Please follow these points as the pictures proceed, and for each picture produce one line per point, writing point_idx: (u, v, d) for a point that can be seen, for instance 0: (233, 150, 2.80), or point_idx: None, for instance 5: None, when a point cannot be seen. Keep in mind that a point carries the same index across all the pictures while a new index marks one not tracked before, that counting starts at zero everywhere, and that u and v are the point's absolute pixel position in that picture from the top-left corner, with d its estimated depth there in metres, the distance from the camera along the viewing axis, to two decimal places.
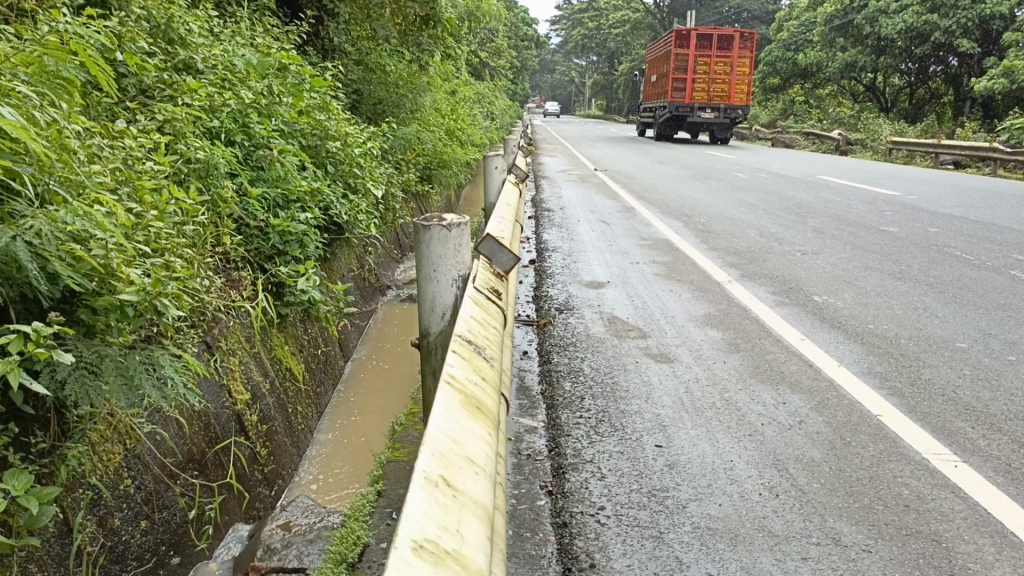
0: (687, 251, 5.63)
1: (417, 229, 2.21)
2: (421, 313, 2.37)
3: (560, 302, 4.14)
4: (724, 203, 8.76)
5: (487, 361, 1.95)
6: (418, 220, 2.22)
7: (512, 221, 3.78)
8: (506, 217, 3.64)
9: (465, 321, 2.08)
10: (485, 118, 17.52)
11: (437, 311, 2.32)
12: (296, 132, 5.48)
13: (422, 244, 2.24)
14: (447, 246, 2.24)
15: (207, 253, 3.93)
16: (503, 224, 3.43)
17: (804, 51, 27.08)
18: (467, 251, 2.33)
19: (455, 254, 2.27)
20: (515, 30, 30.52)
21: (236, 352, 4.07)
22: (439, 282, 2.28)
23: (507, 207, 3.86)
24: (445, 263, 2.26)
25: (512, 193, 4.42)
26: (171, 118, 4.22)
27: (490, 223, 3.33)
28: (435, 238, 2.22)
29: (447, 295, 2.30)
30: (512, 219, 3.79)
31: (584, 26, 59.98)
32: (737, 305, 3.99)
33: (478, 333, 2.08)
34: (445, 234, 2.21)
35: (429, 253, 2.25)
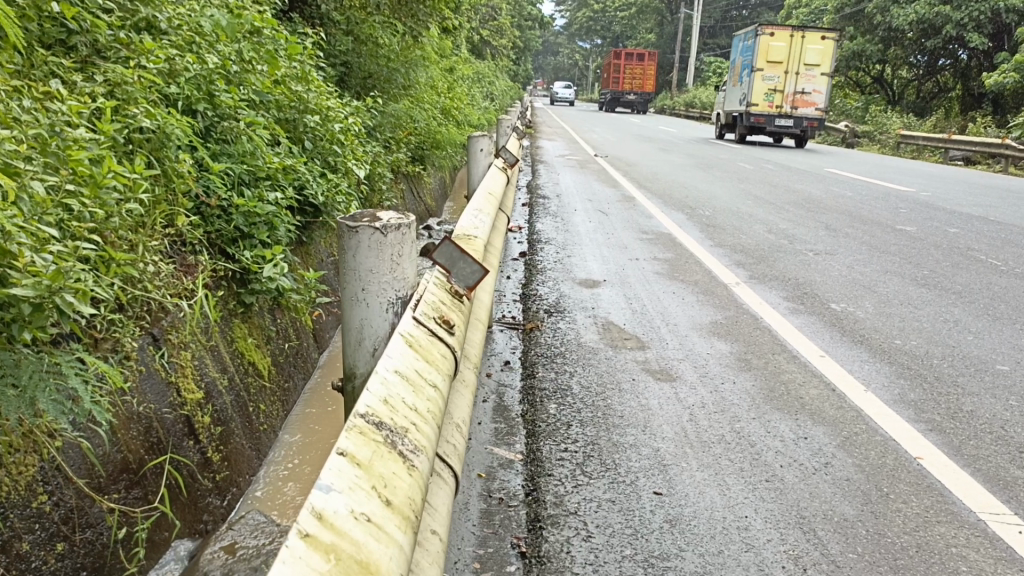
0: (691, 247, 5.25)
1: (340, 231, 1.88)
2: (346, 342, 2.02)
3: (550, 303, 3.74)
4: (729, 194, 8.36)
5: (404, 464, 1.36)
6: (344, 219, 1.89)
7: (494, 210, 3.35)
8: (486, 207, 3.21)
9: (386, 395, 1.49)
10: (484, 99, 17.10)
11: (366, 341, 1.98)
12: (270, 102, 5.06)
13: (346, 250, 1.90)
14: (380, 255, 1.88)
15: (149, 235, 3.54)
16: (480, 214, 3.00)
17: None
18: (408, 264, 1.97)
19: (391, 267, 1.91)
20: (519, 10, 30.05)
21: (189, 344, 3.65)
22: (368, 304, 1.94)
23: (488, 195, 3.43)
24: (376, 277, 1.90)
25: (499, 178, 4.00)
26: (119, 80, 3.80)
27: (464, 214, 2.91)
28: (363, 244, 1.87)
29: (379, 323, 1.95)
30: (493, 207, 3.37)
31: (590, 8, 59.56)
32: (747, 312, 3.59)
33: (398, 405, 1.49)
34: (378, 240, 1.86)
35: (355, 263, 1.91)
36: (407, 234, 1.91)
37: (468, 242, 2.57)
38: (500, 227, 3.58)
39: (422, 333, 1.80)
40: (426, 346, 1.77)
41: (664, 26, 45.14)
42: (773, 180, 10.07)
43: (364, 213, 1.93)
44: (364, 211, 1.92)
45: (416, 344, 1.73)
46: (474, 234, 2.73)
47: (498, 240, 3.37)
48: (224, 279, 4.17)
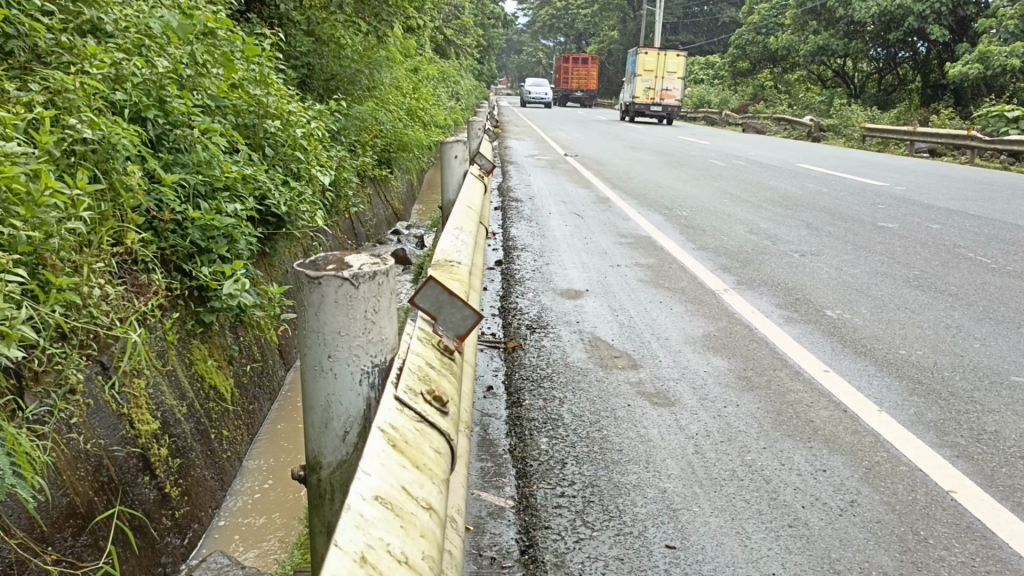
0: (672, 251, 5.06)
1: (299, 283, 1.50)
2: (310, 422, 1.64)
3: (532, 318, 3.52)
4: (704, 193, 8.20)
5: None
6: (302, 267, 1.52)
7: (474, 227, 3.09)
8: (466, 225, 2.98)
9: (366, 544, 1.15)
10: (450, 99, 16.89)
11: (336, 424, 1.61)
12: (227, 108, 4.78)
13: (306, 307, 1.52)
14: (350, 312, 1.52)
15: (96, 254, 3.26)
16: (460, 235, 2.75)
17: (774, 34, 26.69)
18: (387, 323, 1.61)
19: (365, 325, 1.55)
20: (482, 9, 29.82)
21: (143, 371, 3.39)
22: (337, 375, 1.57)
23: (466, 211, 3.18)
24: (346, 338, 1.54)
25: (474, 191, 3.76)
26: (59, 88, 3.47)
27: (443, 234, 2.67)
28: (329, 299, 1.50)
29: (352, 397, 1.58)
30: (472, 224, 3.11)
31: (554, 5, 59.55)
32: (740, 322, 3.41)
33: (378, 558, 1.14)
34: (349, 292, 1.50)
35: (320, 323, 1.53)
36: (383, 282, 1.55)
37: (451, 271, 2.32)
38: (480, 245, 3.32)
39: (400, 426, 1.47)
40: (406, 444, 1.44)
41: (627, 22, 45.19)
42: (746, 176, 9.94)
43: (328, 258, 1.56)
44: (328, 255, 1.56)
45: (394, 447, 1.40)
46: (457, 258, 2.49)
47: (479, 260, 3.10)
48: (181, 297, 3.89)
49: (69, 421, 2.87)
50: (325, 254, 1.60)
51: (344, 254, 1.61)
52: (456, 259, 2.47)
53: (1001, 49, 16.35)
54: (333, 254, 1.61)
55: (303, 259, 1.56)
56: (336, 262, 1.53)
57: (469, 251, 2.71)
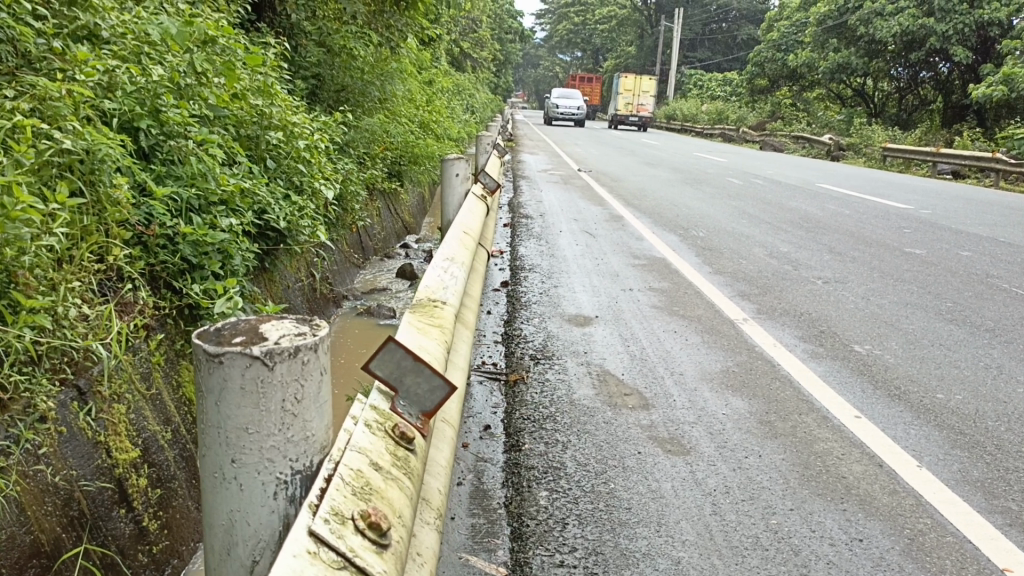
0: (688, 275, 4.84)
1: (199, 362, 1.29)
2: (211, 547, 1.40)
3: (537, 346, 3.31)
4: (721, 213, 7.98)
5: None
6: (204, 340, 1.30)
7: (469, 258, 2.87)
8: (460, 254, 2.77)
9: None
10: (464, 111, 16.75)
11: (239, 541, 1.37)
12: (227, 118, 4.61)
13: (207, 394, 1.31)
14: (260, 401, 1.30)
15: (75, 273, 3.09)
16: (447, 267, 2.54)
17: (793, 52, 26.43)
18: (312, 416, 1.38)
19: (282, 419, 1.32)
20: (499, 22, 29.83)
21: (124, 394, 3.17)
22: (242, 482, 1.35)
23: (461, 238, 2.96)
24: (255, 437, 1.32)
25: (474, 215, 3.54)
26: (41, 95, 3.28)
27: (428, 269, 2.45)
28: (233, 383, 1.28)
29: (260, 507, 1.35)
30: (468, 254, 2.89)
31: (572, 19, 59.77)
32: (760, 356, 3.19)
33: None
34: (260, 374, 1.28)
35: (222, 416, 1.32)
36: (308, 360, 1.33)
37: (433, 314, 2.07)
38: (477, 277, 3.10)
39: None
40: None
41: (644, 38, 45.07)
42: (765, 196, 9.71)
43: (238, 329, 1.34)
44: (237, 326, 1.34)
45: None
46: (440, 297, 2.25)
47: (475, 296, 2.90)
48: (169, 316, 3.70)
49: (36, 451, 2.65)
50: (242, 319, 1.38)
51: (265, 317, 1.39)
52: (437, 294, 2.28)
53: None
54: (252, 318, 1.39)
55: (209, 326, 1.34)
56: (249, 335, 1.31)
57: (458, 285, 2.48)
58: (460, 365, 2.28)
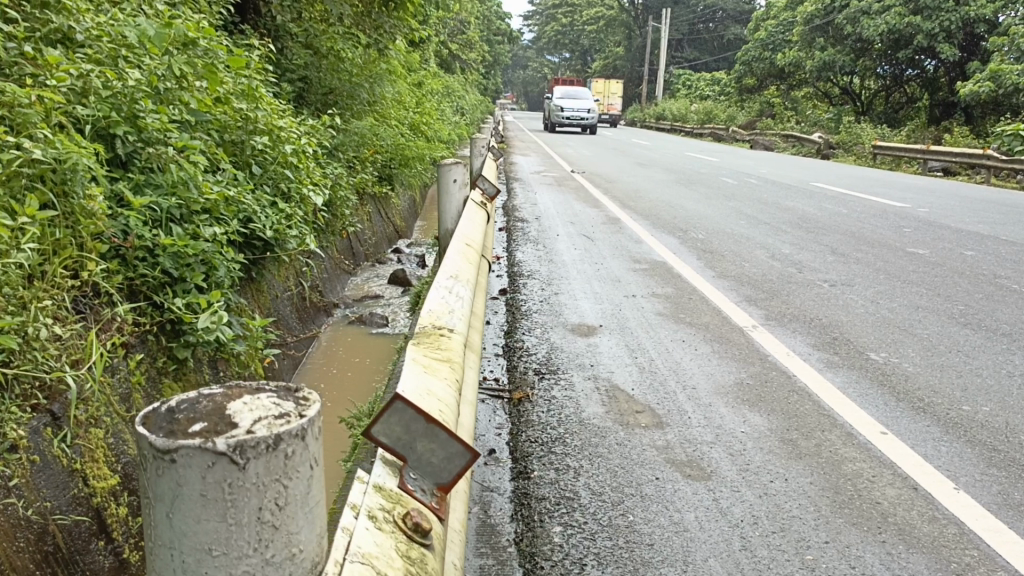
0: (691, 278, 4.70)
1: (145, 464, 0.97)
2: None
3: (540, 360, 3.16)
4: (718, 214, 7.84)
5: None
6: (150, 433, 0.98)
7: (473, 274, 2.70)
8: (463, 272, 2.60)
9: None
10: (454, 113, 16.60)
11: None
12: (210, 123, 4.45)
13: (155, 503, 0.99)
14: (226, 513, 0.98)
15: (46, 289, 2.94)
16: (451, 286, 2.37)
17: (781, 51, 26.36)
18: (297, 526, 1.06)
19: (258, 536, 1.01)
20: (488, 24, 29.75)
21: (102, 417, 3.02)
22: None
23: (463, 254, 2.79)
24: (222, 560, 1.00)
25: (475, 226, 3.37)
26: (10, 101, 3.12)
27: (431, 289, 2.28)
28: (189, 491, 0.96)
29: None
30: (471, 270, 2.71)
31: (559, 20, 59.80)
32: (773, 366, 3.06)
33: None
34: (227, 478, 0.96)
35: (176, 532, 1.00)
36: (292, 454, 1.01)
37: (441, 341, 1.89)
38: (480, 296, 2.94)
39: None
40: None
41: (632, 38, 44.95)
42: (760, 196, 9.58)
43: (198, 414, 1.02)
44: (196, 409, 1.01)
45: None
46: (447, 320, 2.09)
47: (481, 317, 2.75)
48: (150, 333, 3.57)
49: (7, 483, 2.48)
50: (205, 394, 1.06)
51: (236, 394, 1.08)
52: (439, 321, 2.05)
53: (1014, 67, 15.99)
54: (218, 393, 1.07)
55: (161, 408, 1.02)
56: (212, 422, 0.99)
57: (464, 305, 2.32)
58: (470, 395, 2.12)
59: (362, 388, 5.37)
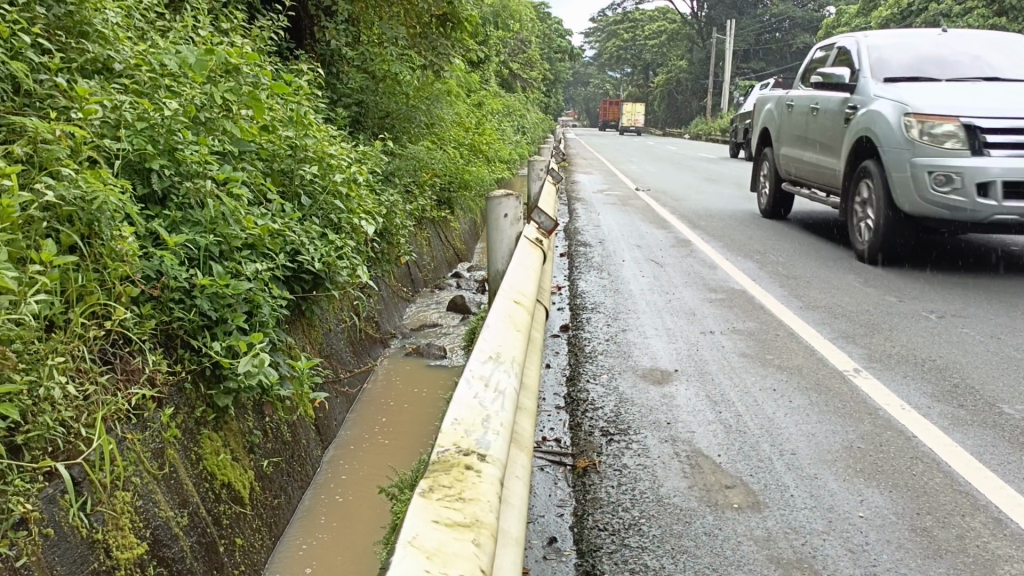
0: (775, 310, 4.28)
1: None
2: None
3: (608, 417, 2.79)
4: (798, 232, 7.31)
5: None
6: None
7: (523, 339, 2.35)
8: (510, 338, 2.26)
9: None
10: (515, 132, 16.33)
11: None
12: (255, 152, 4.20)
13: None
14: None
15: (66, 342, 2.66)
16: (492, 362, 2.03)
17: (854, 59, 25.31)
18: None
19: None
20: (547, 41, 29.69)
21: (130, 478, 2.74)
22: None
23: (512, 315, 2.44)
24: None
25: (530, 274, 3.03)
26: (32, 137, 2.88)
27: (467, 369, 1.95)
28: None
29: None
30: (521, 335, 2.37)
31: (621, 37, 59.39)
32: (884, 428, 2.67)
33: None
34: None
35: None
36: None
37: (469, 469, 1.53)
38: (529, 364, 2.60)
39: None
40: None
41: (695, 50, 44.01)
42: (841, 211, 8.99)
43: None
44: None
45: None
46: (483, 418, 1.74)
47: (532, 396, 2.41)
48: (188, 381, 3.28)
49: (14, 564, 2.18)
50: None
51: None
52: (466, 445, 1.61)
53: None
54: None
55: None
56: None
57: (511, 386, 1.97)
58: (513, 521, 1.78)
59: (419, 424, 5.06)
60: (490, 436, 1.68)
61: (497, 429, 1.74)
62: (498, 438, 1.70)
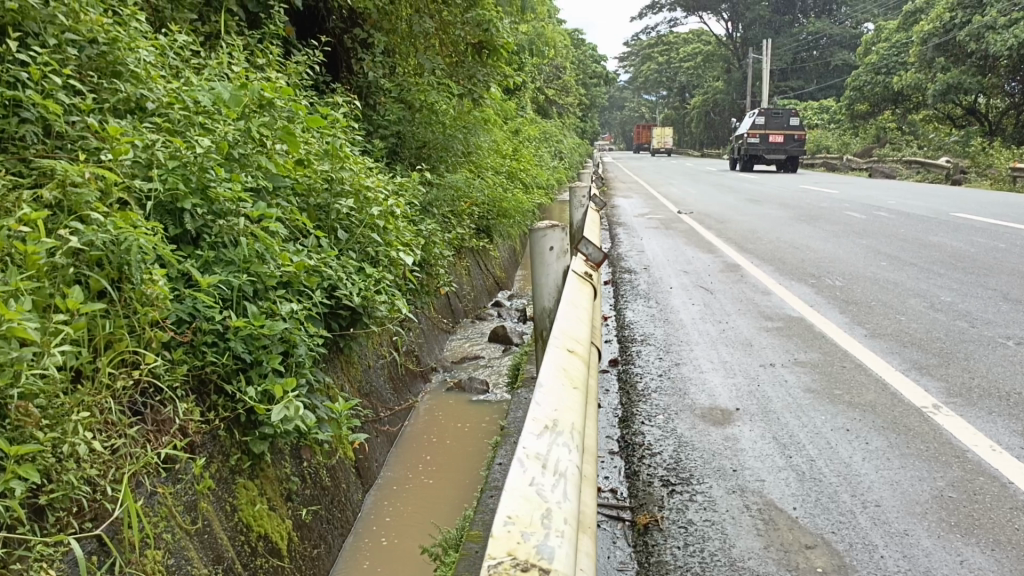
0: (838, 340, 4.09)
1: None
2: None
3: (668, 465, 2.71)
4: (851, 254, 7.04)
5: None
6: None
7: (581, 398, 1.95)
8: (567, 398, 1.86)
9: None
10: (552, 158, 16.20)
11: None
12: (290, 188, 4.10)
13: None
14: None
15: (93, 394, 2.55)
16: (550, 430, 1.62)
17: (896, 74, 24.80)
18: None
19: None
20: (582, 65, 29.65)
21: (160, 535, 2.62)
22: None
23: (565, 369, 2.06)
24: None
25: (580, 319, 2.66)
26: (60, 181, 2.79)
27: (520, 440, 1.55)
28: None
29: None
30: (578, 392, 1.99)
31: (656, 60, 59.28)
32: (967, 475, 2.59)
33: None
34: None
35: None
36: None
37: None
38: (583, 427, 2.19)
39: None
40: None
41: (732, 70, 43.65)
42: (895, 230, 8.68)
43: None
44: None
45: None
46: (544, 512, 1.33)
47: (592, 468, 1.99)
48: (222, 429, 3.16)
49: None
50: None
51: None
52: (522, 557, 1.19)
53: None
54: None
55: None
56: None
57: (574, 462, 1.56)
58: None
59: (463, 461, 4.87)
60: (554, 539, 1.27)
61: (562, 526, 1.33)
62: (563, 540, 1.29)
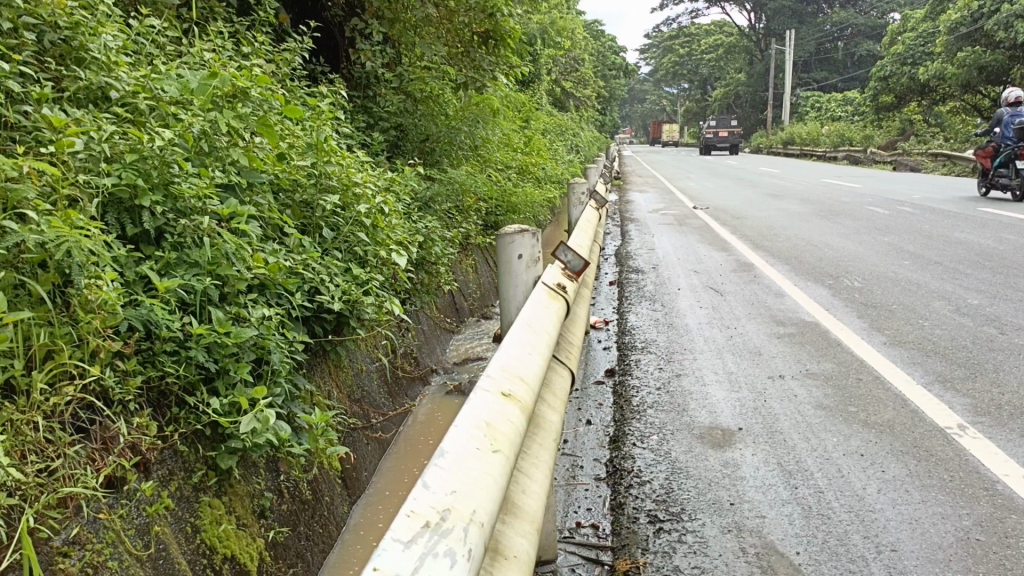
0: (856, 348, 3.81)
1: None
2: None
3: (657, 495, 2.58)
4: (873, 253, 6.70)
5: None
6: None
7: (502, 466, 1.57)
8: (477, 470, 1.48)
9: None
10: (569, 151, 15.91)
11: None
12: (268, 183, 3.87)
13: None
14: None
15: (22, 410, 2.36)
16: (428, 535, 1.24)
17: (922, 65, 24.24)
18: None
19: None
20: (601, 57, 29.43)
21: (105, 563, 2.26)
22: None
23: (491, 422, 1.68)
24: None
25: (535, 347, 2.28)
26: None
27: (377, 558, 1.17)
28: None
29: None
30: (500, 458, 1.60)
31: (678, 52, 58.70)
32: (995, 512, 2.35)
33: None
34: None
35: None
36: None
37: None
38: (522, 487, 1.83)
39: None
40: None
41: (754, 62, 43.03)
42: (919, 227, 8.31)
43: None
44: None
45: None
46: None
47: (520, 545, 1.62)
48: (185, 443, 2.85)
49: None
50: None
51: None
52: None
53: None
54: None
55: None
56: None
57: None
58: None
59: None
60: None
61: None
62: None
